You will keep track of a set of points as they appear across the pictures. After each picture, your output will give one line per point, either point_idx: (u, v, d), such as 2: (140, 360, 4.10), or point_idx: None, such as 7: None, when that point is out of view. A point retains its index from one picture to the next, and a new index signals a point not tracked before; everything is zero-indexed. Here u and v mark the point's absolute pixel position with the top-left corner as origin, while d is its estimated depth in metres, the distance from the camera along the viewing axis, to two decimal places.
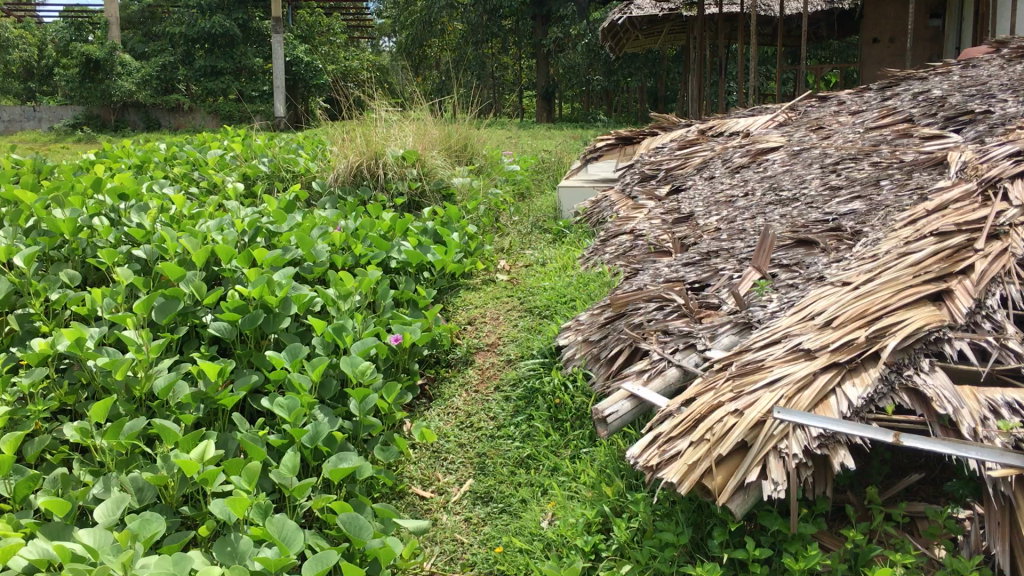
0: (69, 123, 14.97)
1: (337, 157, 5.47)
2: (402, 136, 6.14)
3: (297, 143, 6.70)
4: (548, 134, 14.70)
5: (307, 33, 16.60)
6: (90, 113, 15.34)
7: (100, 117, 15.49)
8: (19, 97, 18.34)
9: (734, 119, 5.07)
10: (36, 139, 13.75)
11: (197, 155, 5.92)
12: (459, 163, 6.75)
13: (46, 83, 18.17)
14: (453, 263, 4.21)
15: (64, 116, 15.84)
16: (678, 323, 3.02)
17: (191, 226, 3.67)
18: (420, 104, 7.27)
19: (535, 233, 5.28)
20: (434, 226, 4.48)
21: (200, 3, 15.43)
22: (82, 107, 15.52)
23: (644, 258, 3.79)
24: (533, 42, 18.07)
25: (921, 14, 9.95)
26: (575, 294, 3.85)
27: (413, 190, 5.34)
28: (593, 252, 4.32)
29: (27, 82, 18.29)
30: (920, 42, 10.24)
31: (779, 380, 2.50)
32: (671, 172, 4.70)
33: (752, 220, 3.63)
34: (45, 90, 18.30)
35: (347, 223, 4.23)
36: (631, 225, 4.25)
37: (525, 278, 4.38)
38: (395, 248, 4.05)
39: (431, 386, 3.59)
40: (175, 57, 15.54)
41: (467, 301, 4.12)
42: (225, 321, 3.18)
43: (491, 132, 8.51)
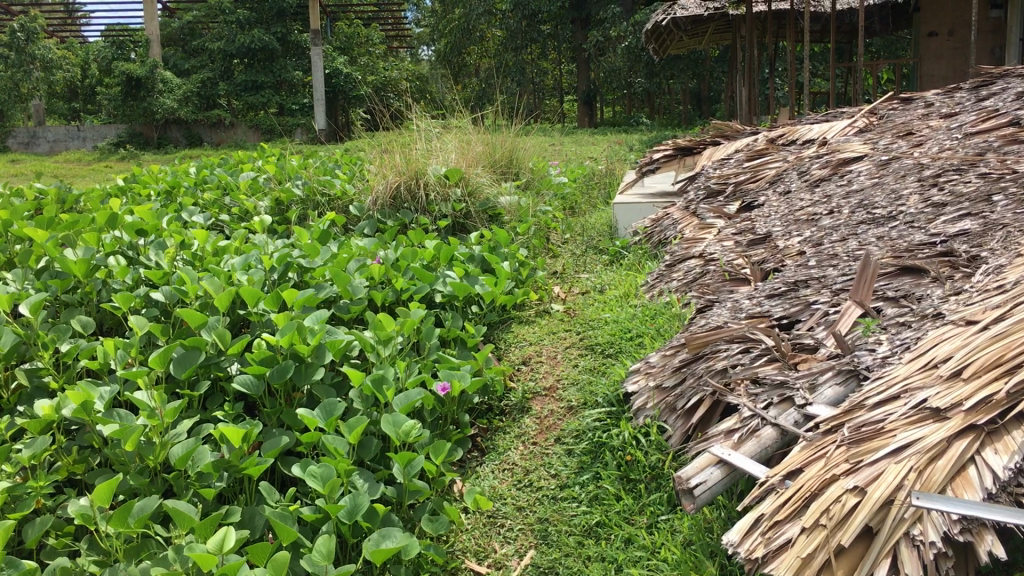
0: (113, 142, 14.88)
1: (376, 177, 5.14)
2: (444, 151, 5.79)
3: (334, 163, 6.38)
4: (592, 139, 14.29)
5: (346, 45, 16.40)
6: (133, 130, 15.23)
7: (143, 135, 15.38)
8: (65, 117, 18.34)
9: (806, 125, 4.64)
10: (80, 158, 13.65)
11: (229, 179, 5.63)
12: (505, 179, 6.38)
13: (91, 102, 18.15)
14: (504, 295, 3.83)
15: (107, 135, 15.77)
16: (769, 369, 2.60)
17: (215, 264, 3.34)
18: (462, 115, 6.93)
19: (590, 254, 4.89)
20: (482, 252, 4.10)
21: (240, 19, 15.34)
22: (125, 125, 15.43)
23: (718, 288, 3.36)
24: (573, 46, 17.72)
25: (985, 5, 9.38)
26: (643, 329, 3.44)
27: (458, 211, 4.98)
28: (658, 278, 3.90)
29: (72, 102, 18.31)
30: (980, 36, 9.49)
31: (905, 447, 2.06)
32: (740, 187, 4.27)
33: (843, 244, 3.19)
34: (90, 110, 18.37)
35: (387, 253, 3.86)
36: (699, 247, 3.83)
37: (584, 308, 3.98)
38: (440, 280, 3.68)
39: (484, 438, 3.21)
40: (215, 73, 15.44)
41: (520, 337, 3.73)
42: (251, 375, 2.83)
43: (537, 143, 8.16)
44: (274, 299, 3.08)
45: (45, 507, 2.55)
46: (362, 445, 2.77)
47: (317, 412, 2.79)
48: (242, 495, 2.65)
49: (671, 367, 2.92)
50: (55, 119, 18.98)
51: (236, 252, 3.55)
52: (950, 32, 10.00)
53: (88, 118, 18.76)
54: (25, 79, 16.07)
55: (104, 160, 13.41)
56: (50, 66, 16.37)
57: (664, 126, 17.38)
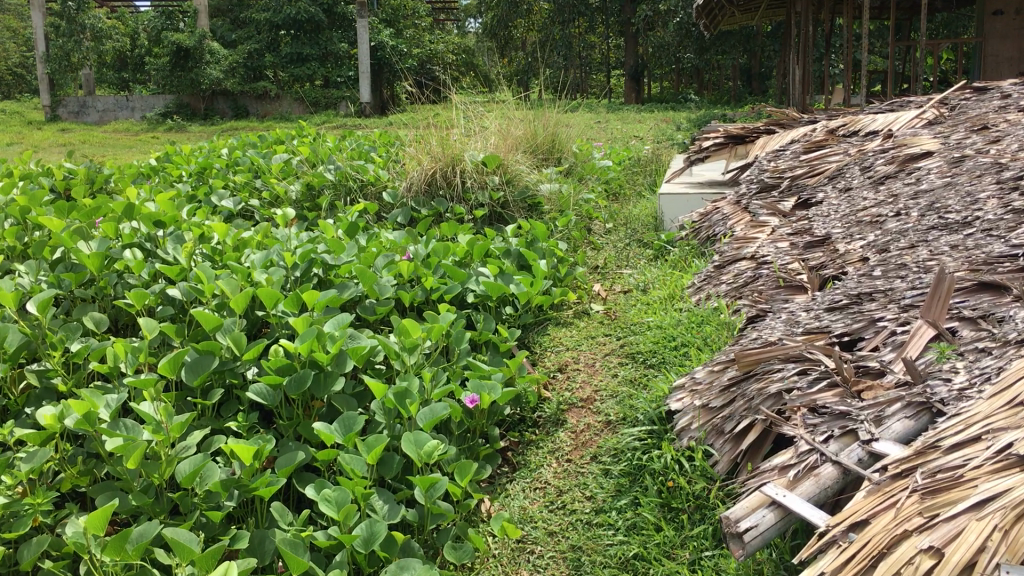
0: (159, 113, 14.85)
1: (412, 161, 4.93)
2: (483, 134, 5.56)
3: (370, 145, 6.19)
4: (639, 117, 13.95)
5: (393, 18, 16.14)
6: (179, 102, 15.18)
7: (190, 106, 15.32)
8: (115, 86, 18.34)
9: (869, 115, 4.33)
10: (128, 128, 13.61)
11: (262, 160, 5.45)
12: (546, 164, 6.13)
13: (139, 72, 18.12)
14: (541, 295, 3.61)
15: (155, 106, 15.74)
16: (829, 398, 2.35)
17: (234, 260, 3.16)
18: (504, 93, 6.67)
19: (634, 247, 4.64)
20: (519, 248, 3.89)
21: None
22: (172, 97, 15.38)
23: (772, 296, 3.11)
24: (622, 20, 17.31)
25: None
26: (688, 337, 3.20)
27: (495, 200, 4.75)
28: (706, 280, 3.65)
29: (122, 72, 18.26)
30: None
31: (988, 500, 1.80)
32: (796, 181, 3.99)
33: (911, 252, 2.92)
34: (138, 80, 18.40)
35: (418, 248, 3.65)
36: (751, 248, 3.57)
37: (625, 309, 3.75)
38: (473, 279, 3.48)
39: (515, 453, 3.01)
40: (262, 45, 15.29)
41: (556, 342, 3.51)
42: (266, 384, 2.65)
43: (582, 122, 7.90)
44: (293, 301, 2.90)
45: (45, 525, 2.39)
46: (383, 462, 2.58)
47: (335, 426, 2.60)
48: (253, 516, 2.48)
49: (719, 386, 2.67)
50: (105, 89, 19.05)
51: (257, 248, 3.37)
52: (1016, 11, 9.48)
53: (137, 89, 18.77)
54: (76, 48, 16.05)
55: (151, 131, 13.36)
56: (100, 35, 16.30)
57: (713, 103, 16.94)
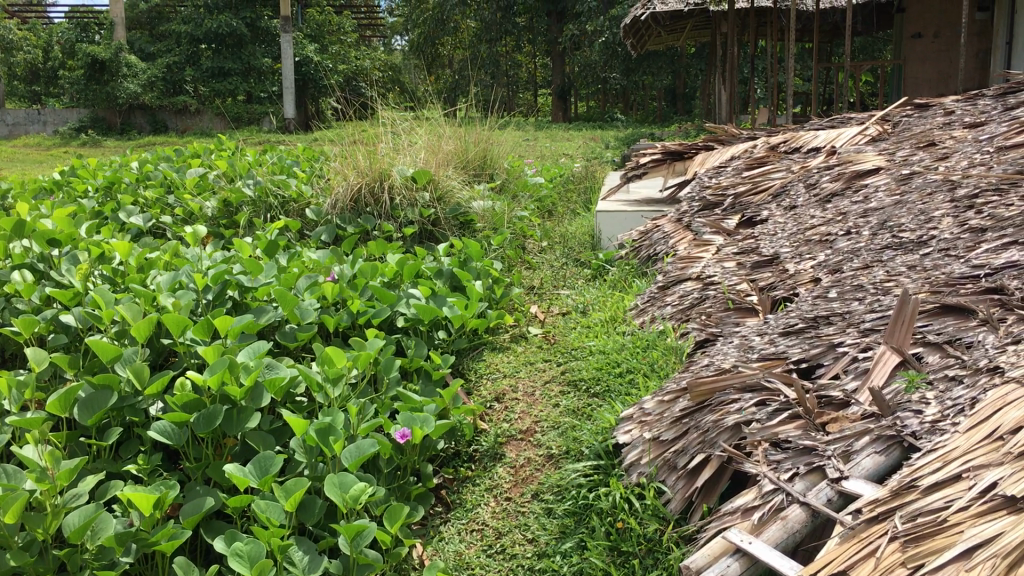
0: (73, 127, 14.23)
1: (337, 176, 4.67)
2: (412, 149, 5.32)
3: (293, 159, 5.90)
4: (568, 135, 13.88)
5: (317, 33, 15.80)
6: (95, 115, 14.58)
7: (105, 120, 14.74)
8: (26, 99, 17.61)
9: (811, 130, 4.22)
10: (39, 143, 12.98)
11: (175, 174, 5.12)
12: (477, 181, 5.92)
13: (52, 85, 17.41)
14: (475, 319, 3.38)
15: (69, 120, 15.09)
16: (792, 431, 2.17)
17: (138, 282, 2.86)
18: (434, 108, 6.45)
19: (571, 267, 4.46)
20: (452, 268, 3.66)
21: (208, 3, 14.72)
22: (87, 110, 14.77)
23: (721, 320, 2.93)
24: (549, 40, 17.28)
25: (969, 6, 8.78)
26: (635, 363, 3.00)
27: (426, 217, 4.52)
28: (649, 301, 3.47)
29: (34, 85, 17.49)
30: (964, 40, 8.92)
31: (977, 547, 1.63)
32: (739, 199, 3.85)
33: (866, 272, 2.78)
34: (52, 93, 17.68)
35: (343, 268, 3.40)
36: (696, 268, 3.40)
37: (565, 332, 3.54)
38: (404, 302, 3.23)
39: (450, 491, 2.76)
40: (182, 58, 14.80)
41: (493, 368, 3.28)
42: (170, 422, 2.37)
43: (513, 138, 7.72)
44: (204, 327, 2.62)
45: None
46: (304, 507, 2.32)
47: (249, 468, 2.33)
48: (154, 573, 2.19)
49: (670, 417, 2.48)
50: (16, 102, 18.27)
51: (165, 268, 3.08)
52: (934, 34, 9.61)
53: (48, 102, 18.02)
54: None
55: (64, 146, 12.77)
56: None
57: (640, 123, 16.97)
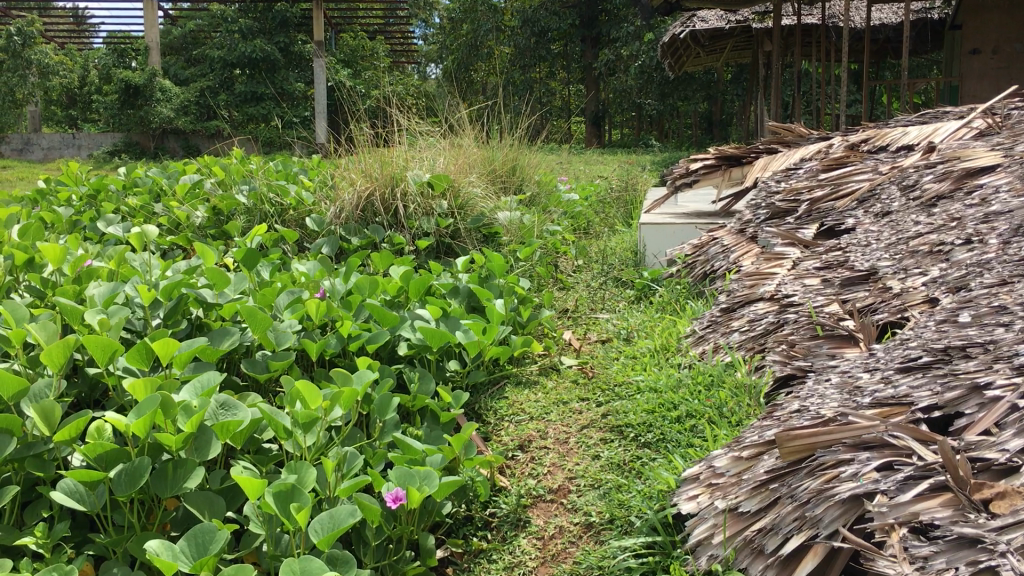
0: (106, 152, 13.77)
1: (343, 183, 4.09)
2: (432, 154, 4.75)
3: (302, 167, 5.33)
4: (602, 159, 13.28)
5: (350, 58, 15.37)
6: (129, 141, 14.06)
7: (139, 145, 14.23)
8: (62, 125, 17.36)
9: (897, 127, 3.57)
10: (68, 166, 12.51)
11: (165, 183, 4.57)
12: (505, 193, 5.34)
13: (88, 112, 17.07)
14: (496, 346, 2.75)
15: (102, 144, 14.68)
16: (940, 511, 1.51)
17: (69, 296, 2.28)
18: (459, 116, 5.88)
19: (610, 287, 3.86)
20: (469, 286, 3.05)
21: (241, 28, 14.45)
22: (120, 135, 14.34)
23: (810, 350, 2.28)
24: (584, 66, 16.82)
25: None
26: (697, 405, 2.35)
27: (443, 228, 3.91)
28: (709, 326, 2.84)
29: (71, 110, 17.13)
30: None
31: None
32: (816, 205, 3.20)
33: (1007, 289, 2.11)
34: (86, 119, 17.38)
35: (335, 283, 2.79)
36: (769, 286, 2.76)
37: (605, 363, 2.90)
38: (408, 326, 2.63)
39: (458, 569, 2.10)
40: (215, 82, 14.42)
41: (516, 408, 2.63)
42: (78, 480, 1.76)
43: (547, 155, 7.14)
44: (139, 353, 2.02)
45: None
46: None
47: (181, 545, 1.71)
48: None
49: (752, 482, 1.84)
50: (50, 128, 17.99)
51: (110, 280, 2.49)
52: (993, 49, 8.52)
53: (83, 128, 17.71)
54: (20, 84, 15.00)
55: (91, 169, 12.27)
56: (46, 72, 15.27)
57: (678, 148, 16.34)
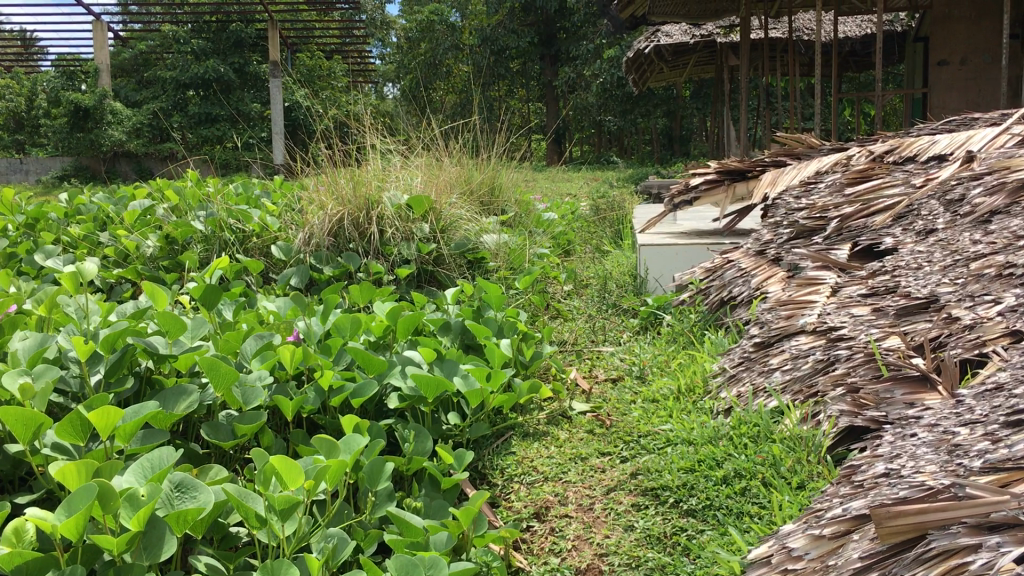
0: (56, 176, 13.20)
1: (311, 206, 3.70)
2: (407, 172, 4.37)
3: (264, 189, 4.93)
4: (566, 176, 12.99)
5: (308, 78, 14.95)
6: (79, 164, 13.50)
7: (89, 169, 13.70)
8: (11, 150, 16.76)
9: (923, 135, 3.25)
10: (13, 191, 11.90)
11: (113, 209, 4.14)
12: (484, 213, 4.98)
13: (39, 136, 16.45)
14: (500, 394, 2.37)
15: (52, 168, 14.10)
16: None
17: None
18: (431, 132, 5.51)
19: (611, 316, 3.51)
20: (462, 321, 2.67)
21: (195, 49, 13.99)
22: (71, 159, 13.78)
23: (879, 396, 1.94)
24: (547, 84, 16.56)
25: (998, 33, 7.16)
26: (746, 463, 1.99)
27: (425, 254, 3.54)
28: (740, 363, 2.49)
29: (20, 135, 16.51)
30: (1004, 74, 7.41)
31: None
32: (846, 223, 2.88)
33: None
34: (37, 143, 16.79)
35: (311, 323, 2.40)
36: (809, 318, 2.42)
37: (621, 408, 2.54)
38: (399, 374, 2.25)
39: None
40: (169, 104, 13.93)
41: (527, 467, 2.25)
42: None
43: (524, 169, 6.78)
44: (71, 425, 1.63)
45: None
46: None
47: None
48: None
49: (844, 574, 1.48)
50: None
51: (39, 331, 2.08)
52: (962, 59, 7.39)
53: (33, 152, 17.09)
54: None
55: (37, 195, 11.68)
56: None
57: (644, 163, 16.11)
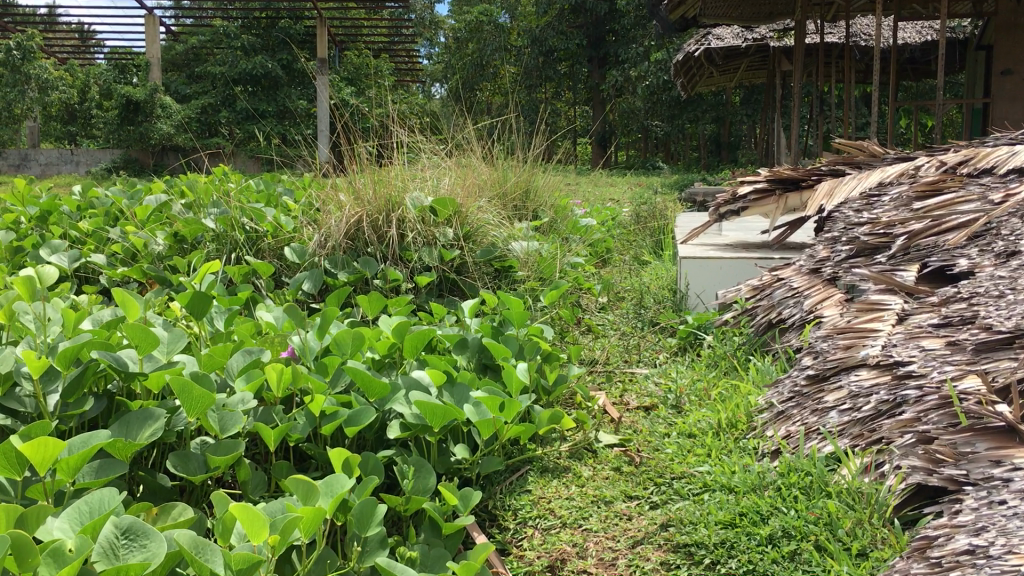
0: (105, 169, 13.16)
1: (330, 206, 3.46)
2: (439, 173, 4.14)
3: (290, 186, 4.72)
4: (612, 180, 12.69)
5: (354, 76, 14.82)
6: (127, 156, 13.46)
7: (139, 161, 13.60)
8: (61, 141, 16.83)
9: (1001, 146, 2.93)
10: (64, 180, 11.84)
11: (128, 204, 3.95)
12: (518, 218, 4.73)
13: (88, 128, 16.49)
14: (517, 425, 2.10)
15: (101, 160, 14.07)
16: None
17: None
18: (467, 130, 5.27)
19: (647, 334, 3.23)
20: (480, 338, 2.41)
21: (244, 44, 13.92)
22: (119, 151, 13.76)
23: (957, 449, 1.64)
24: (594, 87, 16.27)
25: None
26: (796, 521, 1.70)
27: (448, 261, 3.29)
28: (789, 398, 2.20)
29: (70, 126, 16.58)
30: None
31: None
32: (913, 242, 2.58)
33: None
34: (86, 134, 16.85)
35: (308, 337, 2.16)
36: (871, 350, 2.13)
37: (653, 444, 2.26)
38: (404, 399, 1.99)
39: None
40: (216, 99, 13.86)
41: (542, 509, 1.98)
42: None
43: (563, 172, 6.53)
44: (6, 458, 1.40)
45: None
46: None
47: None
48: None
49: None
50: (51, 144, 17.44)
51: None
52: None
53: (82, 143, 17.15)
54: (19, 100, 14.12)
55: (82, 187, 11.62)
56: (48, 87, 14.35)
57: (691, 169, 15.75)
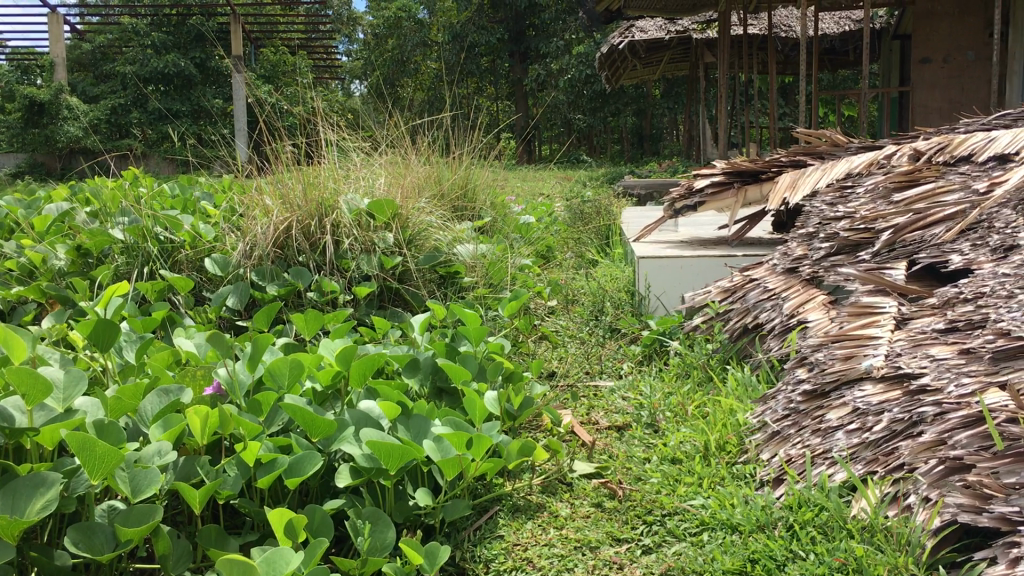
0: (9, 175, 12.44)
1: (253, 212, 3.14)
2: (371, 173, 3.84)
3: (208, 190, 4.35)
4: (541, 175, 12.49)
5: (271, 74, 14.31)
6: (33, 161, 12.76)
7: (45, 166, 12.91)
8: None
9: (976, 132, 2.75)
10: None
11: (25, 214, 3.55)
12: (457, 218, 4.46)
13: None
14: (486, 460, 1.84)
15: (4, 165, 13.32)
16: None
17: None
18: (397, 126, 4.97)
19: (609, 342, 3.00)
20: (434, 358, 2.14)
21: (154, 42, 13.31)
22: (23, 155, 13.03)
23: (1003, 481, 1.41)
24: (518, 81, 16.03)
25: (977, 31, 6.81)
26: (819, 567, 1.50)
27: (388, 269, 3.00)
28: (784, 415, 1.98)
29: None
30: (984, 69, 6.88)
31: None
32: (899, 237, 2.38)
33: None
34: None
35: (236, 369, 1.86)
36: (872, 360, 1.92)
37: (633, 471, 2.02)
38: (353, 439, 1.70)
39: None
40: (127, 99, 13.23)
41: (520, 558, 1.72)
42: None
43: (497, 168, 6.27)
44: None
45: None
46: None
47: None
48: None
49: None
50: None
51: None
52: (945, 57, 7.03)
53: None
54: None
55: None
56: None
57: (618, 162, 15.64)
